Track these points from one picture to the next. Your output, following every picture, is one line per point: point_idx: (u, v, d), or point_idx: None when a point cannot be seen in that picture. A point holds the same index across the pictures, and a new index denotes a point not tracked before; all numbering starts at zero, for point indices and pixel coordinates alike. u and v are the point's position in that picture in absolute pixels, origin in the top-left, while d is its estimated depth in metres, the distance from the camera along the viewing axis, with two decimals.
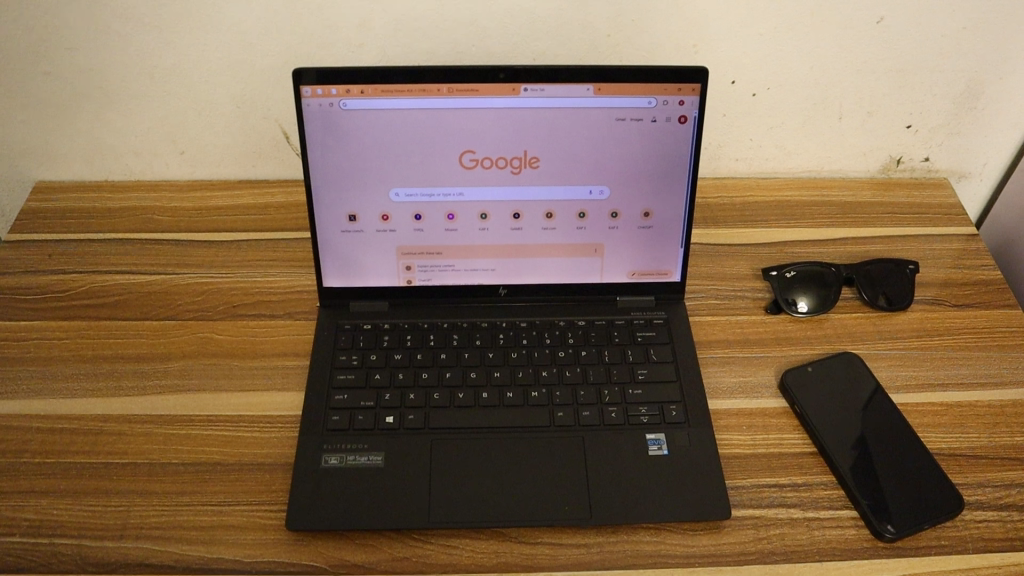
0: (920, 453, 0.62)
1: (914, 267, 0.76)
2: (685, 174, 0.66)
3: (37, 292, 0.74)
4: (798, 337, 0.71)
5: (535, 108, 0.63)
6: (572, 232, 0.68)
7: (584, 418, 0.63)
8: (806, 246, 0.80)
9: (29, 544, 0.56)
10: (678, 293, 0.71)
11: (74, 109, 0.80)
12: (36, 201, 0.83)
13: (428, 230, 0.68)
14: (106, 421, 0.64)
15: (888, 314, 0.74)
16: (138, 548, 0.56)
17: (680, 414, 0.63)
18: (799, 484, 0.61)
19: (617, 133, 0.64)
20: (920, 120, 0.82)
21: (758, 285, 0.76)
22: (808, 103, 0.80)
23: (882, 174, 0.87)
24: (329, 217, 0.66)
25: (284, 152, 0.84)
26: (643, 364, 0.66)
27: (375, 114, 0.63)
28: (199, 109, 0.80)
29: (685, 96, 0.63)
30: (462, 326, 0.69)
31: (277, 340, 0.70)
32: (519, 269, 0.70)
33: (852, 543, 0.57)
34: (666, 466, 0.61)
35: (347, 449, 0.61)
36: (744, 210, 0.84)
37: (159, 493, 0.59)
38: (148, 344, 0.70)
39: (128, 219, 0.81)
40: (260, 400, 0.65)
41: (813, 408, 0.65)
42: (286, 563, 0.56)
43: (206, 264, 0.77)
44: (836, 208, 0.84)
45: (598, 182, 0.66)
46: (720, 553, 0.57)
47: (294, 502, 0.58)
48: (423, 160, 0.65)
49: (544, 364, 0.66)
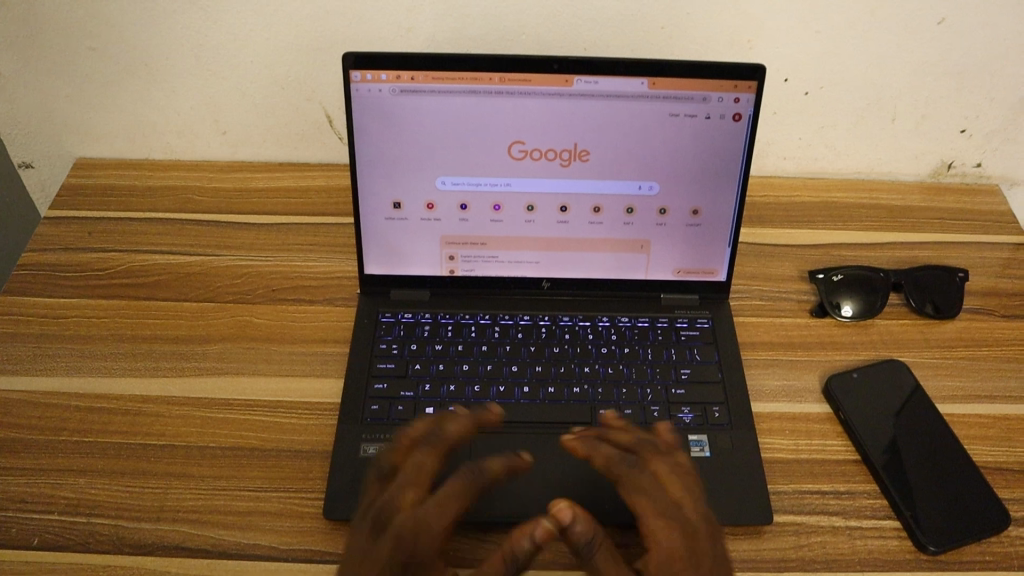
0: (966, 462, 0.60)
1: (965, 275, 0.74)
2: (738, 173, 0.65)
3: (77, 269, 0.74)
4: (843, 343, 0.70)
5: (586, 100, 0.62)
6: (619, 227, 0.67)
7: (626, 416, 0.62)
8: (853, 250, 0.78)
9: (67, 523, 0.56)
10: (723, 293, 0.70)
11: (118, 86, 0.79)
12: (77, 177, 0.83)
13: (473, 220, 0.67)
14: (144, 402, 0.64)
15: (936, 322, 0.72)
16: (176, 531, 0.56)
17: (722, 415, 0.62)
18: (842, 492, 0.60)
19: (670, 129, 0.63)
20: (975, 125, 0.81)
21: (804, 288, 0.75)
22: (861, 104, 0.79)
23: (932, 178, 0.86)
24: (373, 203, 0.66)
25: (326, 136, 0.83)
26: (686, 364, 0.65)
27: (425, 101, 0.62)
28: (242, 90, 0.79)
29: (741, 93, 0.62)
30: (504, 320, 0.68)
31: (316, 326, 0.70)
32: (563, 263, 0.69)
33: (895, 554, 0.56)
34: (708, 468, 0.60)
35: (387, 440, 0.60)
36: (789, 211, 0.82)
37: (196, 477, 0.59)
38: (188, 326, 0.69)
39: (168, 199, 0.81)
40: (299, 385, 0.65)
41: (857, 415, 0.63)
42: (323, 552, 0.55)
43: (246, 247, 0.77)
44: (884, 211, 0.82)
45: (647, 178, 0.65)
46: (762, 559, 0.56)
47: (331, 491, 0.57)
48: (471, 149, 0.64)
49: (586, 360, 0.65)
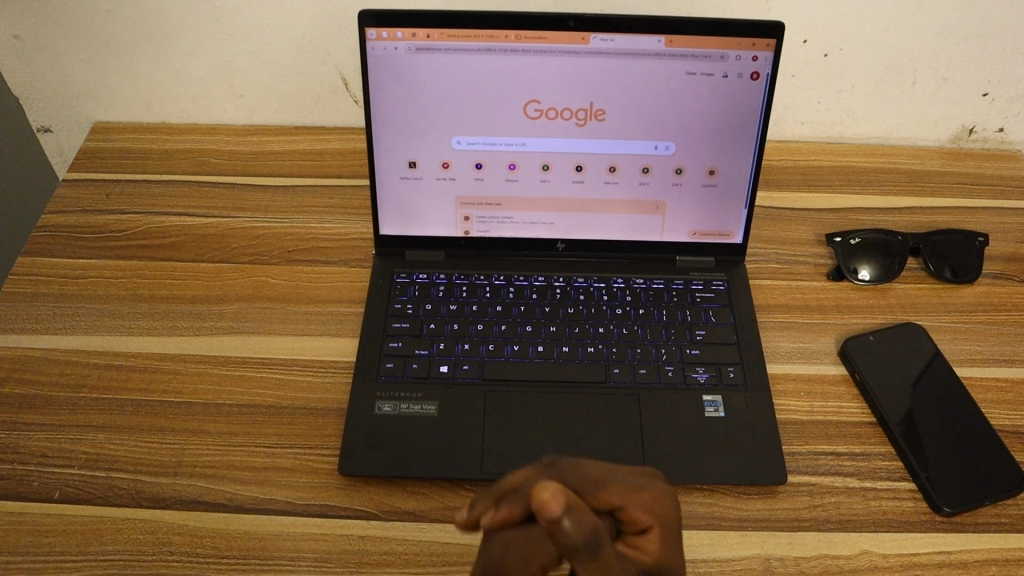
0: (982, 424, 0.60)
1: (985, 239, 0.73)
2: (755, 133, 0.64)
3: (95, 230, 0.75)
4: (859, 306, 0.70)
5: (602, 58, 0.62)
6: (634, 187, 0.67)
7: (640, 375, 0.62)
8: (871, 214, 0.78)
9: (86, 477, 0.57)
10: (739, 255, 0.70)
11: (134, 50, 0.80)
12: (94, 141, 0.84)
13: (488, 180, 0.67)
14: (162, 359, 0.64)
15: (954, 287, 0.72)
16: (193, 485, 0.57)
17: (737, 376, 0.62)
18: (856, 453, 0.60)
19: (687, 88, 0.63)
20: (997, 88, 0.80)
21: (821, 251, 0.74)
22: (880, 67, 0.78)
23: (952, 144, 0.85)
24: (389, 163, 0.66)
25: (342, 99, 0.83)
26: (701, 325, 0.65)
27: (441, 59, 0.62)
28: (257, 53, 0.79)
29: (759, 51, 0.61)
30: (519, 281, 0.68)
31: (332, 286, 0.70)
32: (578, 224, 0.69)
33: (909, 515, 0.56)
34: (722, 427, 0.60)
35: (402, 397, 0.60)
36: (806, 174, 0.82)
37: (213, 433, 0.60)
38: (204, 286, 0.70)
39: (184, 161, 0.81)
40: (314, 344, 0.65)
41: (873, 377, 0.63)
42: (338, 507, 0.56)
43: (262, 209, 0.77)
44: (903, 175, 0.82)
45: (663, 137, 0.65)
46: (775, 518, 0.56)
47: (347, 447, 0.58)
48: (487, 108, 0.64)
49: (601, 320, 0.65)
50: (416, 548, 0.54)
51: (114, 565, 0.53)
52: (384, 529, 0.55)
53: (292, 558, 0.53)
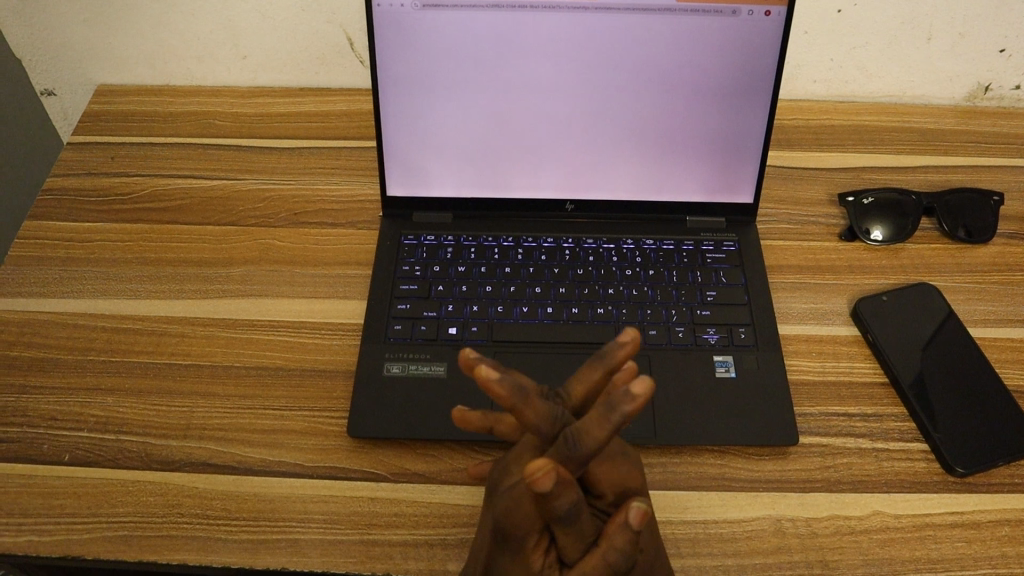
0: (996, 385, 0.59)
1: (999, 199, 0.72)
2: (767, 91, 0.63)
3: (100, 193, 0.74)
4: (872, 266, 0.69)
5: (611, 14, 0.61)
6: (644, 147, 0.66)
7: (651, 336, 0.62)
8: (885, 173, 0.76)
9: (96, 440, 0.57)
10: (750, 216, 0.69)
11: (138, 10, 0.79)
12: (98, 102, 0.83)
13: (496, 140, 0.66)
14: (169, 323, 0.64)
15: (968, 247, 0.71)
16: (202, 448, 0.57)
17: (748, 336, 0.62)
18: (868, 414, 0.59)
19: (698, 43, 0.62)
20: (1015, 44, 0.78)
21: (834, 211, 0.73)
22: (896, 22, 0.77)
23: (967, 102, 0.84)
24: (395, 123, 0.65)
25: (347, 60, 0.82)
26: (712, 285, 0.64)
27: (447, 16, 0.61)
28: (261, 12, 0.79)
29: (772, 6, 0.60)
30: (528, 243, 0.67)
31: (340, 249, 0.69)
32: (587, 184, 0.68)
33: (922, 476, 0.56)
34: (734, 388, 0.59)
35: (410, 359, 0.60)
36: (818, 133, 0.80)
37: (222, 396, 0.59)
38: (210, 249, 0.69)
39: (189, 123, 0.80)
40: (322, 307, 0.65)
41: (886, 337, 0.62)
42: (347, 470, 0.56)
43: (268, 172, 0.76)
44: (917, 134, 0.80)
45: (673, 95, 0.64)
46: (786, 480, 0.55)
47: (356, 409, 0.58)
48: (494, 66, 0.63)
49: (611, 282, 0.65)
50: (426, 509, 0.54)
51: (124, 526, 0.53)
52: (394, 491, 0.55)
53: (301, 520, 0.53)
